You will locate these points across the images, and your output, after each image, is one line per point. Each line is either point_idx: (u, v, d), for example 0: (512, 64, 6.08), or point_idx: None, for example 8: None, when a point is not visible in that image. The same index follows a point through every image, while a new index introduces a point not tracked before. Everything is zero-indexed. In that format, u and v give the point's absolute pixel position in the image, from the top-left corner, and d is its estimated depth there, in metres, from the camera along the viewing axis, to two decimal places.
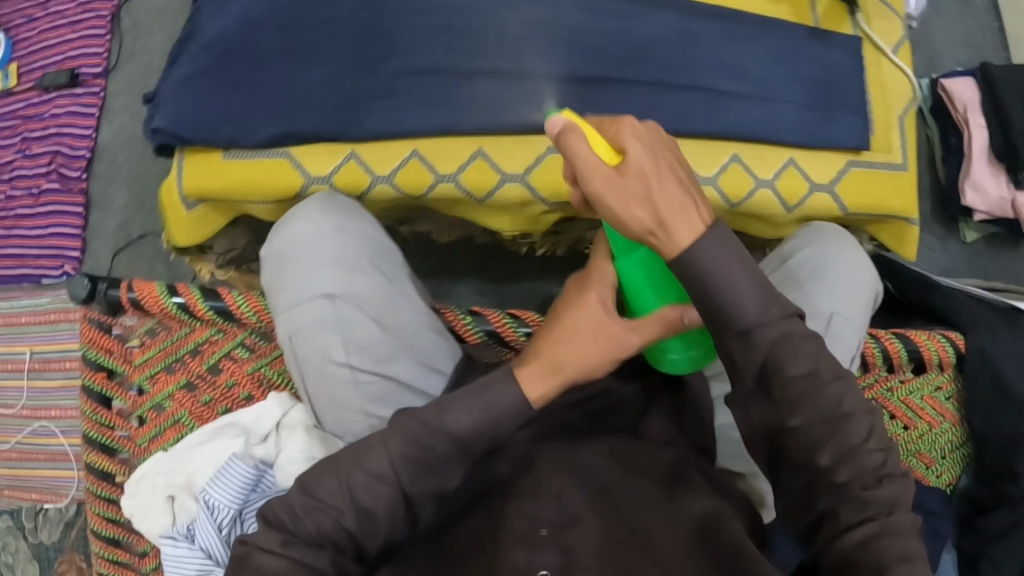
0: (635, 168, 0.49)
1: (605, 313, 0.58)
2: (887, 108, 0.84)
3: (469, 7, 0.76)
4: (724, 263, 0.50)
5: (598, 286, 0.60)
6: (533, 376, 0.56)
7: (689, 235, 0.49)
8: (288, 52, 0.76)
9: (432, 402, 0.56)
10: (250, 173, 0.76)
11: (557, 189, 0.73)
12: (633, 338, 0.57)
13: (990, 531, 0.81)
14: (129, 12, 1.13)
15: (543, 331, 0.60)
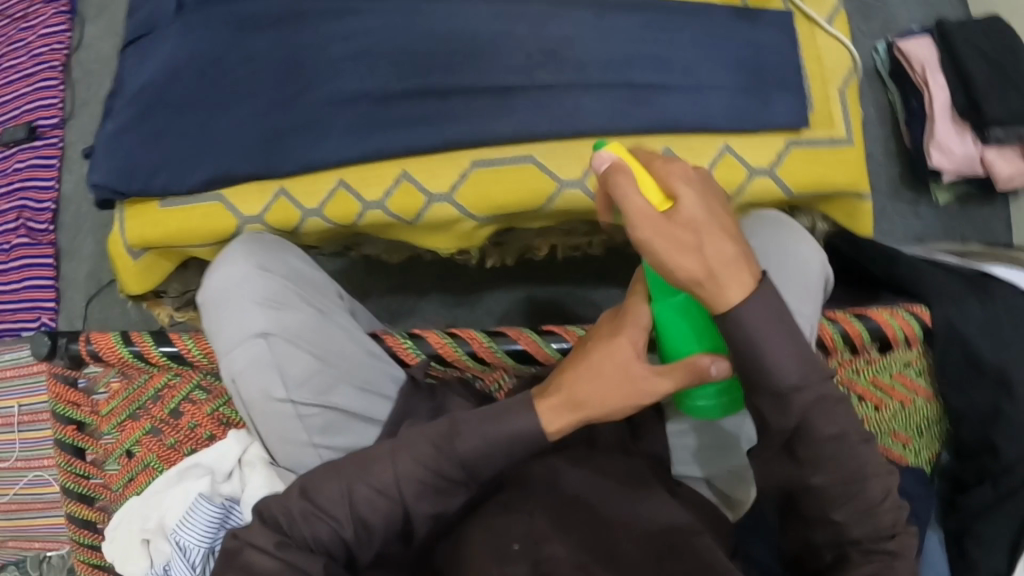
0: (689, 220, 0.49)
1: (636, 360, 0.57)
2: (826, 82, 0.82)
3: (383, 29, 0.76)
4: (770, 324, 0.51)
5: (630, 328, 0.59)
6: (555, 409, 0.58)
7: (738, 291, 0.50)
8: (212, 93, 0.77)
9: (447, 421, 0.60)
10: (188, 219, 0.77)
11: (485, 204, 0.73)
12: (661, 385, 0.57)
13: (972, 508, 0.79)
14: (79, 61, 1.17)
15: (570, 365, 0.60)
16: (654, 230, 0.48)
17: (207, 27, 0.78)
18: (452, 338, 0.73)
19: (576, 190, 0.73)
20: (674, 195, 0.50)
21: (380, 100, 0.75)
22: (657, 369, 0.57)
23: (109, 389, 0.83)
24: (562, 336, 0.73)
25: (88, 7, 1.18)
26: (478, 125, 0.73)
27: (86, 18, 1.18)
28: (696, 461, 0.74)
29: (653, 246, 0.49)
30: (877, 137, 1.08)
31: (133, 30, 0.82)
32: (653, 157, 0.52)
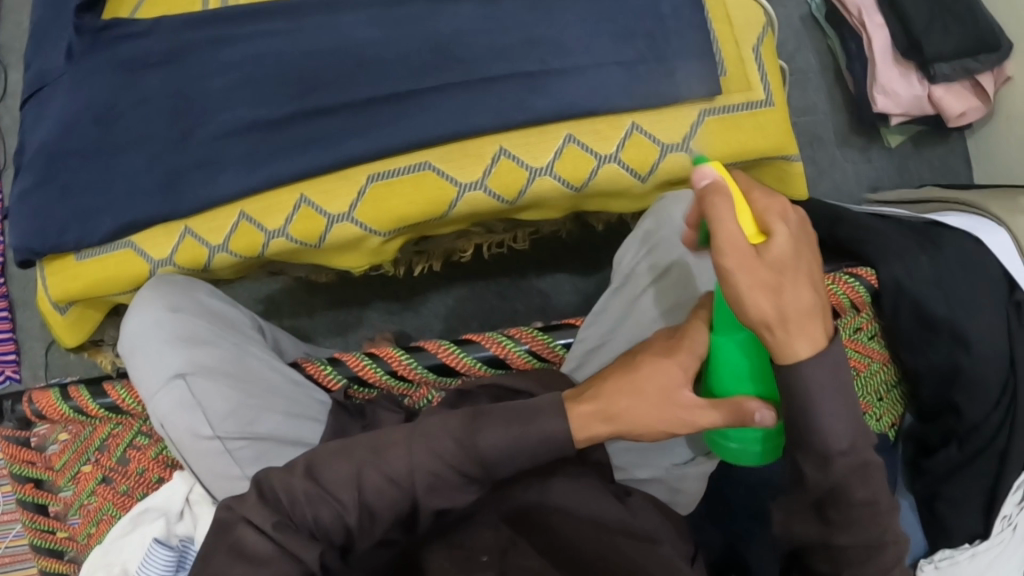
0: (776, 261, 0.46)
1: (683, 386, 0.54)
2: (736, 43, 0.75)
3: (266, 56, 0.75)
4: (831, 380, 0.48)
5: (684, 353, 0.56)
6: (584, 420, 0.55)
7: (808, 345, 0.47)
8: (111, 139, 0.77)
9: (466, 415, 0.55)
10: (103, 268, 0.77)
11: (383, 215, 0.70)
12: (705, 416, 0.53)
13: (939, 471, 0.76)
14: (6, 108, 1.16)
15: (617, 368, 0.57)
16: (739, 263, 0.45)
17: (94, 74, 0.79)
18: (371, 359, 0.72)
19: (477, 192, 0.70)
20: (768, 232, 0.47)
21: (271, 126, 0.73)
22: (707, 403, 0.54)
23: (59, 443, 0.83)
24: (483, 345, 0.70)
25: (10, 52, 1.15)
26: (372, 138, 0.71)
27: (9, 65, 1.15)
28: (640, 463, 0.72)
29: (733, 276, 0.45)
30: (820, 86, 1.03)
31: (30, 84, 0.82)
32: (752, 187, 0.49)
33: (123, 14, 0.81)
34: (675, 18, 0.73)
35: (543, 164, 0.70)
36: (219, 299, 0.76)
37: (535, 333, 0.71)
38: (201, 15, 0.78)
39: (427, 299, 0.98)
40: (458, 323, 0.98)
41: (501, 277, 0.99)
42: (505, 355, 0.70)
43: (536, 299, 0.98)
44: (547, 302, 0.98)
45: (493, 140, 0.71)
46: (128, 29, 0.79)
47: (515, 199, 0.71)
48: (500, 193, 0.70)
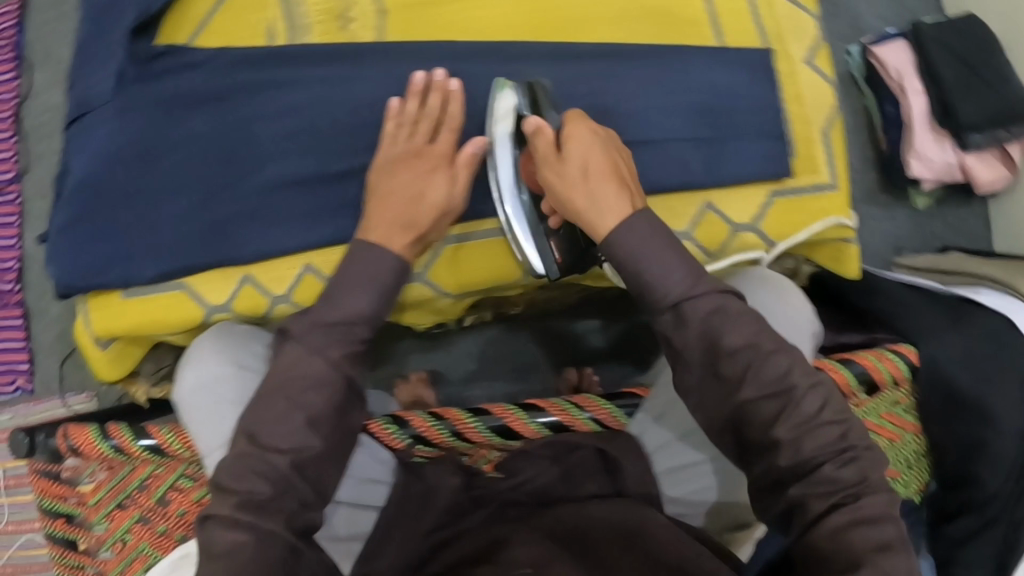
0: (412, 112, 0.70)
1: (435, 193, 0.68)
2: (808, 123, 0.76)
3: (331, 97, 0.73)
4: (646, 243, 0.60)
5: (444, 161, 0.69)
6: (389, 235, 0.66)
7: (614, 219, 0.61)
8: (159, 175, 0.74)
9: (386, 160, 0.69)
10: (149, 309, 0.74)
11: (435, 274, 0.72)
12: (437, 185, 0.68)
13: (954, 537, 0.80)
14: (29, 110, 1.08)
15: (373, 197, 0.68)
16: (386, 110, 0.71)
17: (148, 104, 0.74)
18: (435, 419, 0.73)
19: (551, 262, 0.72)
20: (409, 146, 0.70)
21: (336, 177, 0.73)
22: (447, 184, 0.68)
23: (94, 480, 0.81)
24: (548, 411, 0.72)
25: (35, 52, 1.09)
26: (438, 200, 0.68)
27: (34, 63, 1.09)
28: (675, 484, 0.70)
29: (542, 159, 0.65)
30: (853, 144, 1.05)
31: (73, 106, 0.77)
32: (572, 130, 0.64)
33: (178, 41, 0.77)
34: (749, 96, 0.74)
35: None
36: (235, 335, 0.72)
37: (602, 403, 0.74)
38: (263, 50, 0.75)
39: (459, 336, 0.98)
40: (489, 364, 0.97)
41: (541, 322, 0.97)
42: (569, 420, 0.73)
43: (570, 347, 0.97)
44: (581, 345, 0.98)
45: None
46: (182, 58, 0.74)
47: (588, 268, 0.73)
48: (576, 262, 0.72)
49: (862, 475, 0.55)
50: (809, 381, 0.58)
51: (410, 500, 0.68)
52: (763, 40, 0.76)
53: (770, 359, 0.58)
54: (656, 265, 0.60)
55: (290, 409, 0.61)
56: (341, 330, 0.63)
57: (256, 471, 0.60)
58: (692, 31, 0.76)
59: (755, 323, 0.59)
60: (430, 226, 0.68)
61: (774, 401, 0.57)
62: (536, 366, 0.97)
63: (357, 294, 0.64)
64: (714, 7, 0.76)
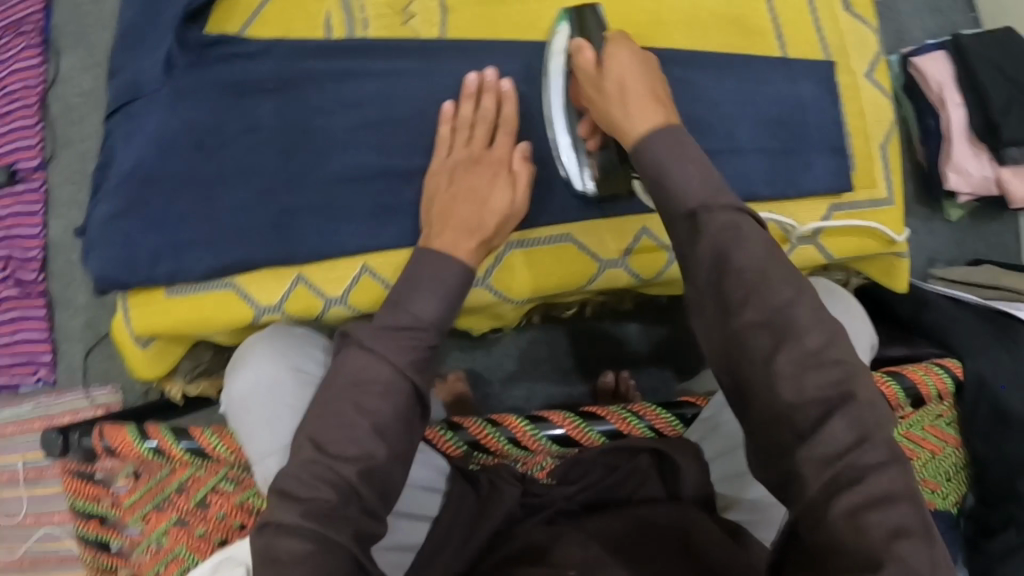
0: (467, 116, 0.68)
1: (496, 195, 0.66)
2: (868, 137, 0.76)
3: (396, 95, 0.71)
4: (676, 154, 0.54)
5: (502, 167, 0.67)
6: (454, 239, 0.63)
7: (638, 122, 0.56)
8: (213, 169, 0.71)
9: (450, 163, 0.67)
10: (196, 307, 0.72)
11: (501, 282, 0.69)
12: (500, 189, 0.66)
13: (996, 551, 0.81)
14: (57, 96, 1.06)
15: (433, 202, 0.66)
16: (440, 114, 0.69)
17: (200, 94, 0.71)
18: (493, 426, 0.72)
19: (616, 269, 0.71)
20: (468, 152, 0.67)
21: (398, 174, 0.70)
22: (510, 187, 0.66)
23: (129, 481, 0.78)
24: (608, 419, 0.72)
25: (63, 36, 1.07)
26: (506, 203, 0.66)
27: (60, 48, 1.07)
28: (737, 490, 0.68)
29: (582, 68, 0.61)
30: None
31: (118, 94, 0.74)
32: (615, 43, 0.60)
33: (229, 29, 0.74)
34: (817, 111, 0.74)
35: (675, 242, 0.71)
36: (276, 334, 0.70)
37: (658, 410, 0.73)
38: (323, 43, 0.72)
39: (499, 338, 0.97)
40: (530, 367, 0.97)
41: (586, 326, 0.97)
42: (629, 430, 0.72)
43: (610, 349, 0.97)
44: (621, 350, 0.98)
45: (637, 221, 0.71)
46: (237, 48, 0.72)
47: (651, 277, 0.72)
48: (639, 272, 0.71)
49: (861, 431, 0.47)
50: (811, 316, 0.50)
51: (463, 511, 0.67)
52: (825, 52, 0.76)
53: (777, 288, 0.50)
54: (685, 172, 0.54)
55: (355, 417, 0.57)
56: (406, 337, 0.59)
57: (321, 480, 0.56)
58: (757, 39, 0.75)
59: (767, 252, 0.52)
60: (495, 228, 0.65)
61: (769, 335, 0.49)
62: (577, 371, 0.97)
63: (424, 297, 0.61)
64: (778, 15, 0.75)
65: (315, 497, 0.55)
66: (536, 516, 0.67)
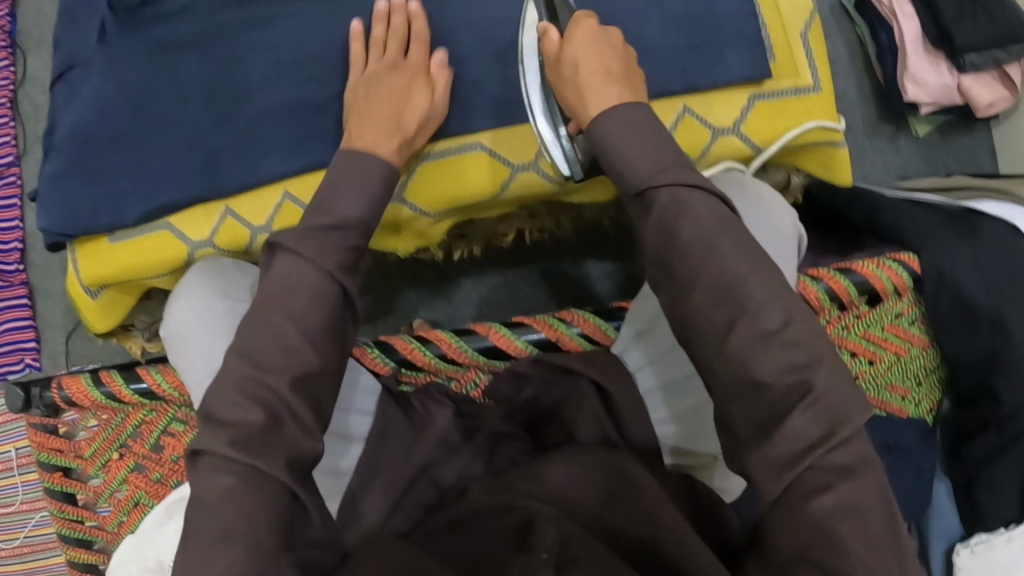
0: (381, 34, 0.70)
1: (420, 100, 0.69)
2: (785, 29, 0.76)
3: (305, 29, 0.73)
4: (625, 131, 0.60)
5: (415, 71, 0.70)
6: (382, 139, 0.66)
7: (596, 108, 0.62)
8: (143, 118, 0.74)
9: (365, 76, 0.69)
10: (139, 251, 0.75)
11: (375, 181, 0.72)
12: (419, 94, 0.69)
13: (976, 457, 0.77)
14: (26, 95, 1.14)
15: (354, 111, 0.69)
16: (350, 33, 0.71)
17: (135, 52, 0.74)
18: (420, 342, 0.71)
19: (529, 173, 0.73)
20: (383, 62, 0.69)
21: (319, 104, 0.73)
22: (430, 94, 0.69)
23: (89, 431, 0.81)
24: (535, 328, 0.70)
25: (28, 40, 1.15)
26: (426, 107, 0.68)
27: (27, 50, 1.15)
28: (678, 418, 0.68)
29: (547, 56, 0.66)
30: (849, 75, 1.04)
31: (60, 64, 0.78)
32: (577, 24, 0.65)
33: None
34: (727, 3, 0.73)
35: None
36: (218, 271, 0.71)
37: (587, 315, 0.71)
38: None
39: (458, 284, 1.01)
40: (492, 309, 1.00)
41: (539, 262, 1.00)
42: (556, 337, 0.70)
43: (569, 286, 0.99)
44: (581, 287, 0.99)
45: None
46: (164, 8, 0.75)
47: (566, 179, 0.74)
48: (552, 175, 0.73)
49: (827, 423, 0.50)
50: (769, 294, 0.53)
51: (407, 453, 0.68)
52: None
53: (718, 260, 0.54)
54: (639, 153, 0.59)
55: (283, 322, 0.55)
56: (333, 237, 0.60)
57: (251, 398, 0.53)
58: None
59: (717, 218, 0.56)
60: (416, 130, 0.68)
61: (723, 307, 0.53)
62: (535, 309, 1.00)
63: (350, 197, 0.62)
64: None
65: (245, 420, 0.52)
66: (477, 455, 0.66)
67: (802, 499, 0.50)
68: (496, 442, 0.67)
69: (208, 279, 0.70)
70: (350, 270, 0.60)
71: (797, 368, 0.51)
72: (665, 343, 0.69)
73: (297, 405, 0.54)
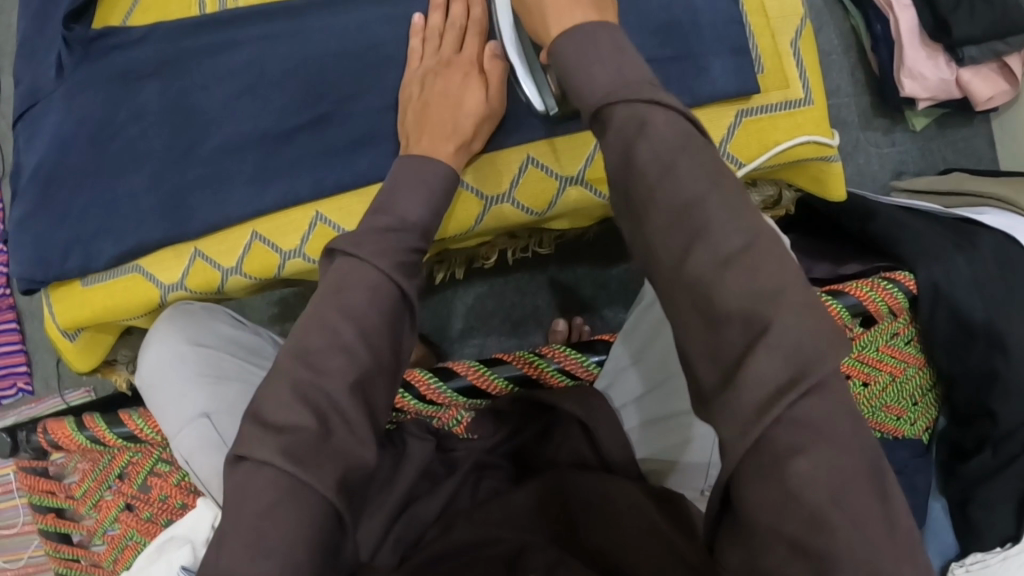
0: (436, 26, 0.69)
1: (472, 97, 0.66)
2: (774, 38, 0.72)
3: (269, 58, 0.70)
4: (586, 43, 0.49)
5: (467, 67, 0.68)
6: (435, 140, 0.64)
7: (556, 29, 0.53)
8: (107, 158, 0.71)
9: (417, 77, 0.68)
10: (112, 295, 0.73)
11: (352, 223, 0.69)
12: (472, 90, 0.67)
13: (972, 475, 0.77)
14: None
15: (411, 110, 0.67)
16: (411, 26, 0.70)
17: (95, 84, 0.72)
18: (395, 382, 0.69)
19: (504, 205, 0.70)
20: (438, 57, 0.68)
21: (284, 140, 0.70)
22: (483, 90, 0.67)
23: (78, 471, 0.81)
24: (516, 365, 0.70)
25: None
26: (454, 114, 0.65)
27: None
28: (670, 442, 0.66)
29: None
30: (844, 68, 1.00)
31: (20, 100, 0.75)
32: None
33: (115, 22, 0.74)
34: (710, 16, 0.70)
35: (573, 174, 0.70)
36: (191, 321, 0.72)
37: (566, 350, 0.72)
38: (197, 20, 0.72)
39: (444, 297, 0.97)
40: (481, 326, 0.97)
41: (521, 274, 0.97)
42: (537, 374, 0.70)
43: (558, 296, 0.97)
44: (569, 298, 0.97)
45: (520, 150, 0.69)
46: (119, 38, 0.72)
47: (544, 209, 0.71)
48: (531, 206, 0.71)
49: (796, 366, 0.38)
50: (733, 215, 0.42)
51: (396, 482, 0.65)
52: None
53: (682, 179, 0.43)
54: (598, 68, 0.49)
55: (341, 321, 0.53)
56: (391, 238, 0.58)
57: (300, 400, 0.50)
58: None
59: (681, 137, 0.45)
60: (472, 130, 0.66)
61: (687, 229, 0.43)
62: (523, 322, 0.97)
63: (408, 197, 0.60)
64: None
65: (298, 426, 0.49)
66: (464, 493, 0.66)
67: (779, 462, 0.37)
68: (478, 474, 0.67)
69: (177, 327, 0.70)
70: (410, 274, 0.58)
71: (757, 303, 0.39)
72: (658, 361, 0.68)
73: (350, 413, 0.51)
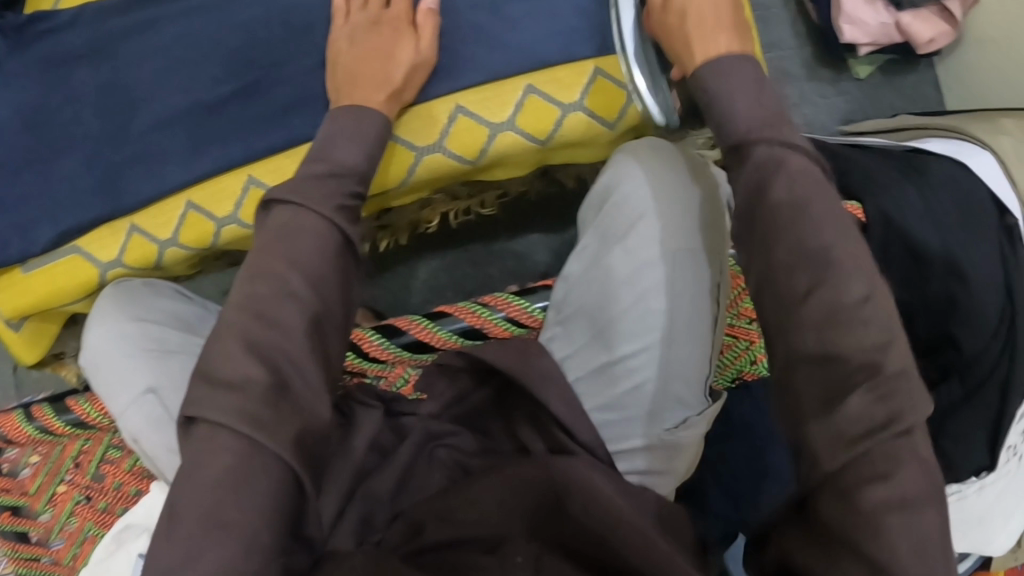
0: None
1: (403, 51, 0.66)
2: None
3: (198, 31, 0.70)
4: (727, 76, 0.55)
5: (397, 23, 0.67)
6: (368, 90, 0.63)
7: (703, 56, 0.58)
8: (41, 142, 0.70)
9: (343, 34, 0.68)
10: (52, 280, 0.72)
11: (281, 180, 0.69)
12: (404, 43, 0.66)
13: (940, 407, 0.72)
14: None
15: (339, 64, 0.66)
16: None
17: (24, 70, 0.71)
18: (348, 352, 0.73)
19: (436, 155, 0.70)
20: (366, 15, 0.67)
21: (212, 107, 0.70)
22: (418, 43, 0.67)
23: (30, 467, 0.79)
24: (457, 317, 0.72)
25: None
26: (383, 65, 0.65)
27: None
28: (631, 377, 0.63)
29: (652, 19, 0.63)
30: (785, 20, 1.00)
31: None
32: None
33: (44, 6, 0.74)
34: None
35: (503, 119, 0.70)
36: (137, 299, 0.70)
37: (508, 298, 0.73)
38: None
39: (396, 270, 0.96)
40: (436, 298, 0.97)
41: (470, 244, 0.97)
42: (480, 323, 0.72)
43: (510, 262, 0.97)
44: (522, 265, 0.97)
45: (449, 100, 0.69)
46: (49, 21, 0.72)
47: (476, 156, 0.71)
48: (461, 155, 0.71)
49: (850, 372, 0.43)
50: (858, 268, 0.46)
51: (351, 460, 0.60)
52: None
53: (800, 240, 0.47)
54: (742, 103, 0.54)
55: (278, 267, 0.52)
56: (331, 182, 0.56)
57: (252, 353, 0.48)
58: None
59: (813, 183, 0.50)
60: (405, 81, 0.65)
61: (807, 273, 0.46)
62: (480, 290, 0.97)
63: (341, 149, 0.59)
64: None
65: (249, 380, 0.46)
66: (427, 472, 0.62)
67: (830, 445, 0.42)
68: (434, 443, 0.64)
69: (122, 306, 0.69)
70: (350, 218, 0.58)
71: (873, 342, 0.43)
72: (598, 295, 0.66)
73: (304, 365, 0.49)
